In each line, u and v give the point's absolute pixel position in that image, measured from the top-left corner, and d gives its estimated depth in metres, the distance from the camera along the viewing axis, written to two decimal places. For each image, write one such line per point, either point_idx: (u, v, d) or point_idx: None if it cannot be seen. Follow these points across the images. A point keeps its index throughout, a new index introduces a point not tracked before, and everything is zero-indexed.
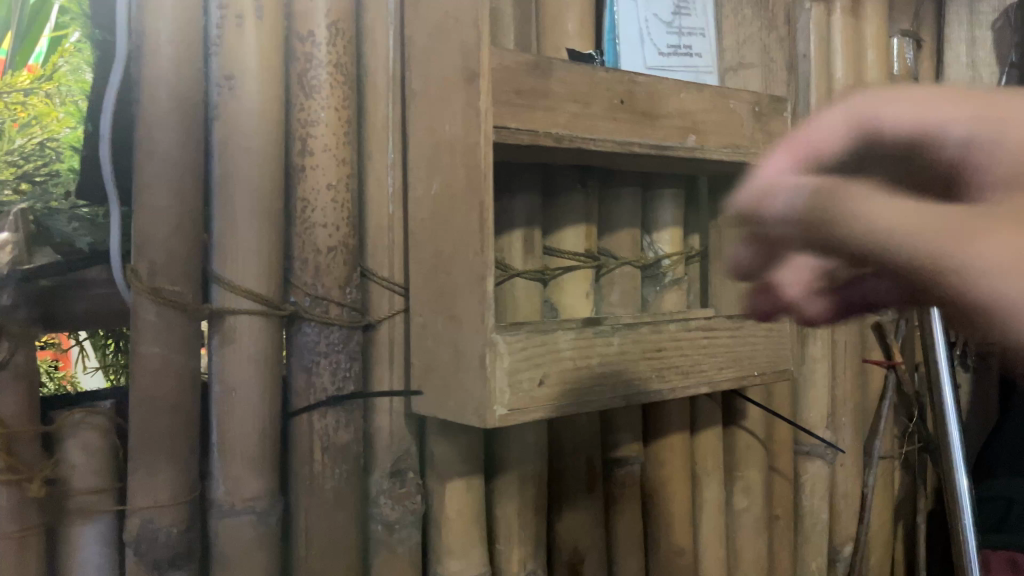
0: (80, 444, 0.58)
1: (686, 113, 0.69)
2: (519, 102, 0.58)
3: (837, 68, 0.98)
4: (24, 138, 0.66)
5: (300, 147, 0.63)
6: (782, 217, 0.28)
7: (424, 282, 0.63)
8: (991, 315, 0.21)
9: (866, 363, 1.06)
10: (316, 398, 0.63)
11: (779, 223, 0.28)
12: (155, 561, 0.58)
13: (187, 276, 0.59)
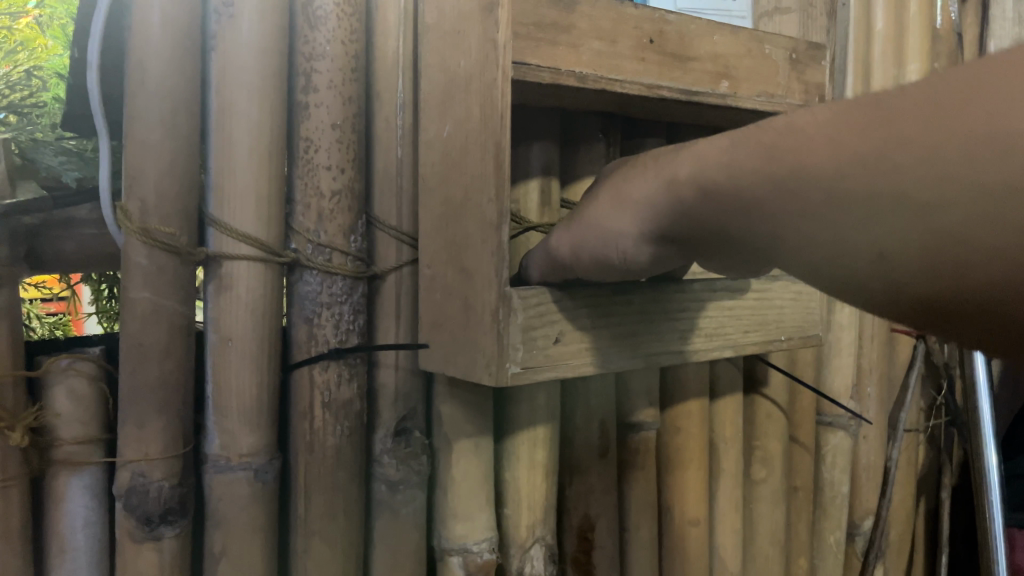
0: (66, 391, 0.55)
1: (718, 57, 0.64)
2: (539, 36, 0.53)
3: (877, 19, 0.93)
4: (7, 65, 0.63)
5: (304, 84, 0.59)
6: (638, 196, 0.47)
7: (433, 230, 0.59)
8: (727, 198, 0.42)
9: (895, 333, 1.02)
10: (318, 350, 0.60)
11: (635, 198, 0.47)
12: (145, 517, 0.55)
13: (180, 217, 0.55)
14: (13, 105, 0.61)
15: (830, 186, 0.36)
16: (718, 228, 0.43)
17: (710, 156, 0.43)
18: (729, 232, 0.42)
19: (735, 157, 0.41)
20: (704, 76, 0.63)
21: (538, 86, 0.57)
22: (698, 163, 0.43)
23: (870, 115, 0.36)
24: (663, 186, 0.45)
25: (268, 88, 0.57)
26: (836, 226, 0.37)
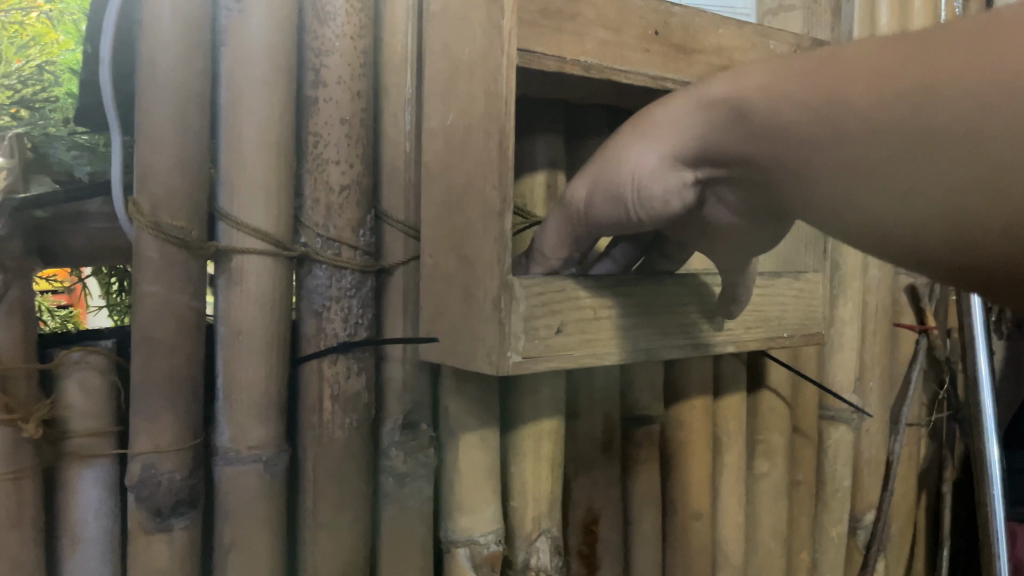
0: (78, 384, 0.55)
1: (723, 50, 0.64)
2: (544, 24, 0.53)
3: (882, 14, 0.94)
4: (21, 61, 0.64)
5: (313, 79, 0.59)
6: (668, 114, 0.45)
7: (438, 221, 0.59)
8: (756, 99, 0.39)
9: (897, 327, 1.02)
10: (326, 343, 0.60)
11: (665, 116, 0.45)
12: (157, 508, 0.56)
13: (190, 211, 0.56)
14: (24, 99, 0.63)
15: (865, 119, 0.34)
16: (744, 153, 0.40)
17: (751, 79, 0.40)
18: (753, 158, 0.40)
19: (775, 81, 0.38)
20: (708, 69, 0.63)
21: (543, 76, 0.58)
22: (739, 84, 0.41)
23: (914, 47, 0.34)
24: (698, 101, 0.43)
25: (277, 83, 0.57)
26: (863, 163, 0.35)
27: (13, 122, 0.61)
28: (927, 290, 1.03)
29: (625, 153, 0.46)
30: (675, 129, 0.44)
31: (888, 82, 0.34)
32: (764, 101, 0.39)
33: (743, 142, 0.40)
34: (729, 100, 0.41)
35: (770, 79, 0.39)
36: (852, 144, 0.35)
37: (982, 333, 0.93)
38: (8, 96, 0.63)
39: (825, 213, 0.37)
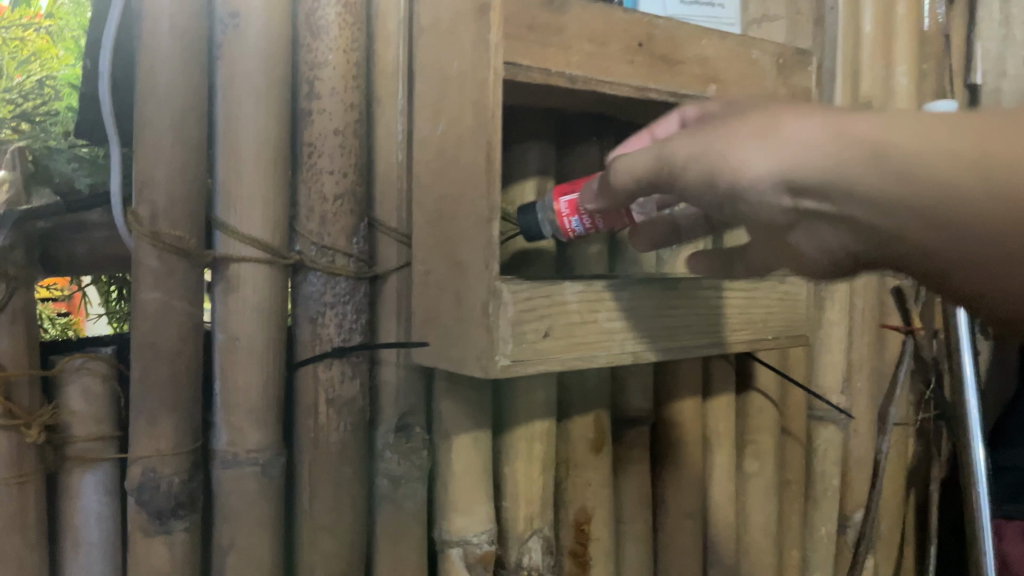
0: (80, 389, 0.57)
1: (706, 61, 0.66)
2: (531, 38, 0.55)
3: (866, 23, 0.95)
4: (23, 75, 0.66)
5: (307, 91, 0.61)
6: (797, 134, 0.37)
7: (429, 227, 0.61)
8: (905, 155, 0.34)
9: (884, 329, 1.03)
10: (322, 349, 0.62)
11: (795, 134, 0.37)
12: (157, 510, 0.57)
13: (188, 220, 0.57)
14: (26, 113, 0.64)
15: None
16: (867, 194, 0.36)
17: (899, 123, 0.35)
18: (870, 197, 0.36)
19: (932, 132, 0.34)
20: (692, 79, 0.65)
21: (531, 89, 0.59)
22: (884, 123, 0.35)
23: None
24: (842, 129, 0.36)
25: (272, 95, 0.59)
26: (992, 235, 0.34)
27: (16, 135, 0.62)
28: (913, 293, 1.05)
29: (727, 166, 0.39)
30: (814, 155, 0.36)
31: None
32: (913, 140, 0.34)
33: (888, 186, 0.35)
34: (866, 135, 0.35)
35: (914, 123, 0.35)
36: (998, 212, 0.33)
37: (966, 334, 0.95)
38: (10, 110, 0.64)
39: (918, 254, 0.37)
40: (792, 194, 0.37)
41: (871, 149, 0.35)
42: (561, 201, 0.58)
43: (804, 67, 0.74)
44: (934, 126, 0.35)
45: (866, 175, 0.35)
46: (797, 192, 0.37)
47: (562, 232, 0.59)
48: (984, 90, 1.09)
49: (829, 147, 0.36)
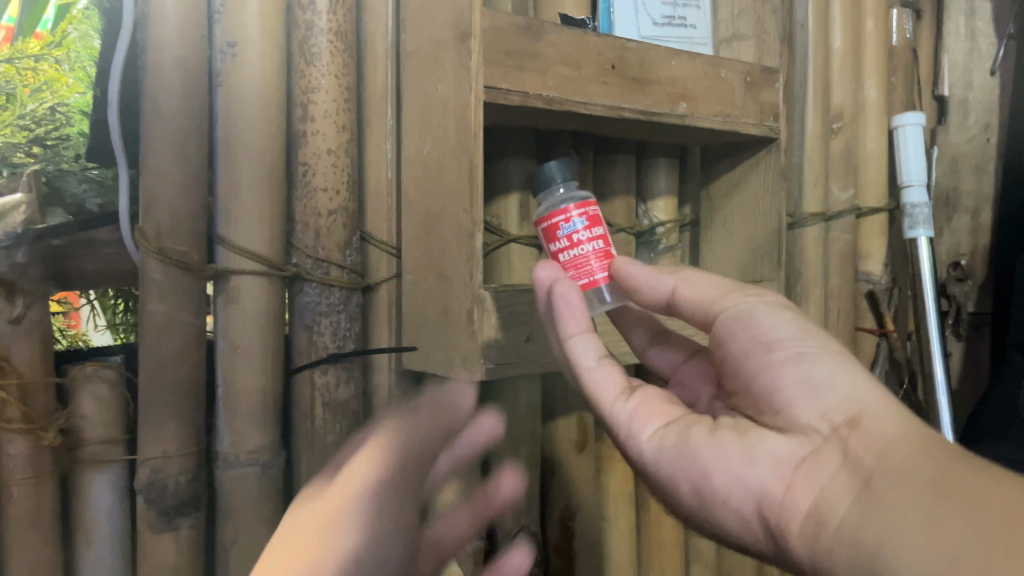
0: (91, 396, 0.61)
1: (676, 80, 0.70)
2: (508, 63, 0.59)
3: (836, 39, 1.00)
4: (35, 103, 0.69)
5: (302, 114, 0.65)
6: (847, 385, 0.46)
7: (416, 240, 0.65)
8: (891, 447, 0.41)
9: (858, 331, 1.06)
10: (317, 355, 0.66)
11: (844, 383, 0.46)
12: (163, 509, 0.61)
13: (191, 237, 0.61)
14: (39, 138, 0.69)
15: (956, 502, 0.36)
16: (864, 473, 0.42)
17: (912, 434, 0.42)
18: (866, 480, 0.41)
19: (926, 450, 0.40)
20: (663, 98, 0.69)
21: (510, 110, 0.64)
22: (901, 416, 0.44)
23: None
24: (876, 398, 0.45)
25: (269, 119, 0.63)
26: (918, 524, 0.37)
27: (32, 159, 0.68)
28: (885, 296, 1.07)
29: (785, 376, 0.47)
30: (864, 404, 0.45)
31: (999, 499, 0.36)
32: (912, 452, 0.40)
33: (881, 454, 0.41)
34: (883, 434, 0.42)
35: (911, 444, 0.41)
36: (936, 504, 0.37)
37: (937, 337, 0.97)
38: (24, 136, 0.68)
39: (860, 533, 0.40)
40: (841, 419, 0.44)
41: (909, 430, 0.42)
42: (592, 208, 0.56)
43: (770, 84, 0.78)
44: (953, 447, 0.40)
45: (896, 431, 0.42)
46: (839, 417, 0.45)
47: (550, 217, 0.56)
48: (952, 101, 1.13)
49: (867, 403, 0.45)
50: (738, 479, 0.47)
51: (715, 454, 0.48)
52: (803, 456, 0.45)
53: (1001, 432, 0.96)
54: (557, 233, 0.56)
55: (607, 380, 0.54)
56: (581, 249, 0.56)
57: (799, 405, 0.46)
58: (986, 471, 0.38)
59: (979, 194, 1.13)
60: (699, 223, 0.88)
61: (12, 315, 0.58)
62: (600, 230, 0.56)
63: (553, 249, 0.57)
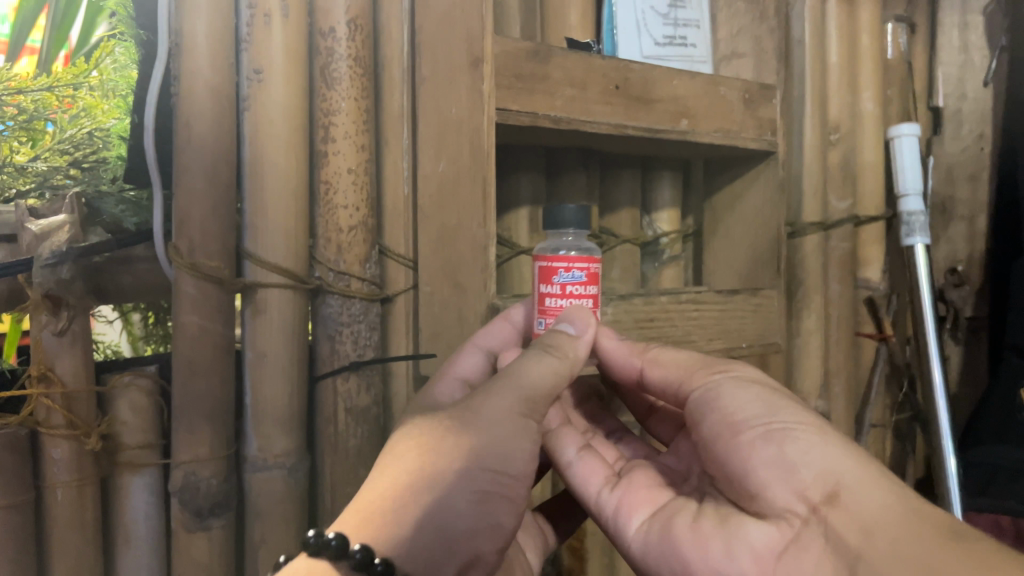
0: (128, 403, 0.66)
1: (678, 98, 0.74)
2: (519, 86, 0.63)
3: (832, 53, 1.03)
4: (74, 128, 0.77)
5: (323, 135, 0.69)
6: (819, 456, 0.47)
7: (432, 253, 0.68)
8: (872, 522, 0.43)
9: (859, 337, 1.09)
10: (339, 363, 0.70)
11: (817, 455, 0.47)
12: (197, 510, 0.65)
13: (222, 252, 0.65)
14: (77, 161, 0.76)
15: None
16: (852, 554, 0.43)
17: (889, 506, 0.43)
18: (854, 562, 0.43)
19: (906, 527, 0.42)
20: (665, 115, 0.73)
21: (520, 129, 0.67)
22: (871, 478, 0.45)
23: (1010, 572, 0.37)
24: (847, 463, 0.46)
25: (292, 140, 0.67)
26: None
27: (71, 180, 0.75)
28: (884, 302, 1.10)
29: (761, 454, 0.48)
30: (835, 474, 0.46)
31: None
32: (892, 530, 0.42)
33: (865, 533, 0.43)
34: (862, 511, 0.44)
35: (889, 519, 0.43)
36: None
37: (935, 342, 0.99)
38: (65, 159, 0.76)
39: None
40: (819, 496, 0.46)
41: (893, 504, 0.44)
42: (596, 269, 0.57)
43: (768, 100, 0.82)
44: (939, 523, 0.42)
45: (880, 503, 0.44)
46: (816, 494, 0.46)
47: (553, 258, 0.56)
48: (946, 112, 1.17)
49: (840, 470, 0.46)
50: (721, 566, 0.48)
51: (694, 545, 0.50)
52: (789, 541, 0.47)
53: (999, 431, 0.98)
54: (553, 277, 0.56)
55: (588, 472, 0.58)
56: (569, 301, 0.56)
57: (776, 488, 0.48)
58: (978, 558, 0.38)
59: (975, 202, 1.16)
60: (701, 233, 0.92)
61: (56, 328, 0.63)
62: (593, 290, 0.57)
63: (543, 288, 0.57)
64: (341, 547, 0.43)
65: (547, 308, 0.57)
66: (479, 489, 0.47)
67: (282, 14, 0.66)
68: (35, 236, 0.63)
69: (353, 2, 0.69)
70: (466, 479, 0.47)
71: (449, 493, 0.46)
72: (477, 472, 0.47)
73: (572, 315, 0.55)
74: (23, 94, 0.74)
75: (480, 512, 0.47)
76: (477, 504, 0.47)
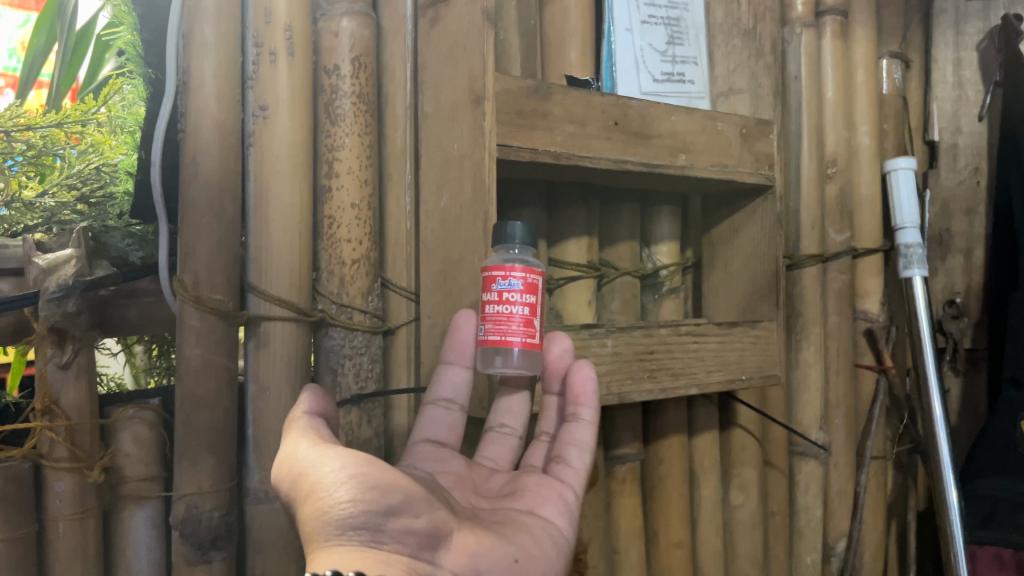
0: (132, 435, 0.68)
1: (676, 134, 0.75)
2: (520, 122, 0.64)
3: (828, 88, 1.04)
4: (82, 164, 0.80)
5: (327, 170, 0.70)
6: None
7: (435, 285, 0.69)
8: None
9: (858, 368, 1.09)
10: (341, 396, 0.70)
11: None
12: (198, 542, 0.65)
13: (226, 286, 0.66)
14: (84, 197, 0.78)
15: None
16: None
17: None
18: None
19: None
20: (664, 151, 0.74)
21: (522, 165, 0.68)
22: None
23: None
24: None
25: (298, 175, 0.68)
26: None
27: (78, 216, 0.76)
28: (884, 334, 1.09)
29: None
30: None
31: None
32: None
33: None
34: None
35: None
36: None
37: (934, 374, 0.99)
38: (74, 195, 0.78)
39: None
40: None
41: None
42: (534, 278, 0.59)
43: (766, 135, 0.83)
44: None
45: None
46: None
47: (493, 268, 0.59)
48: (942, 146, 1.18)
49: None
50: None
51: None
52: None
53: (1000, 463, 0.98)
54: (492, 285, 0.59)
55: (535, 499, 0.61)
56: (504, 307, 0.59)
57: None
58: None
59: (971, 235, 1.17)
60: (700, 264, 0.92)
61: (61, 360, 0.64)
62: (532, 299, 0.59)
63: (485, 297, 0.60)
64: None
65: (486, 316, 0.59)
66: (378, 504, 0.44)
67: (288, 53, 0.67)
68: (43, 271, 0.65)
69: (357, 40, 0.70)
70: (357, 506, 0.44)
71: (354, 522, 0.44)
72: (365, 493, 0.44)
73: (506, 329, 0.58)
74: (32, 130, 0.75)
75: (399, 518, 0.45)
76: (386, 511, 0.44)
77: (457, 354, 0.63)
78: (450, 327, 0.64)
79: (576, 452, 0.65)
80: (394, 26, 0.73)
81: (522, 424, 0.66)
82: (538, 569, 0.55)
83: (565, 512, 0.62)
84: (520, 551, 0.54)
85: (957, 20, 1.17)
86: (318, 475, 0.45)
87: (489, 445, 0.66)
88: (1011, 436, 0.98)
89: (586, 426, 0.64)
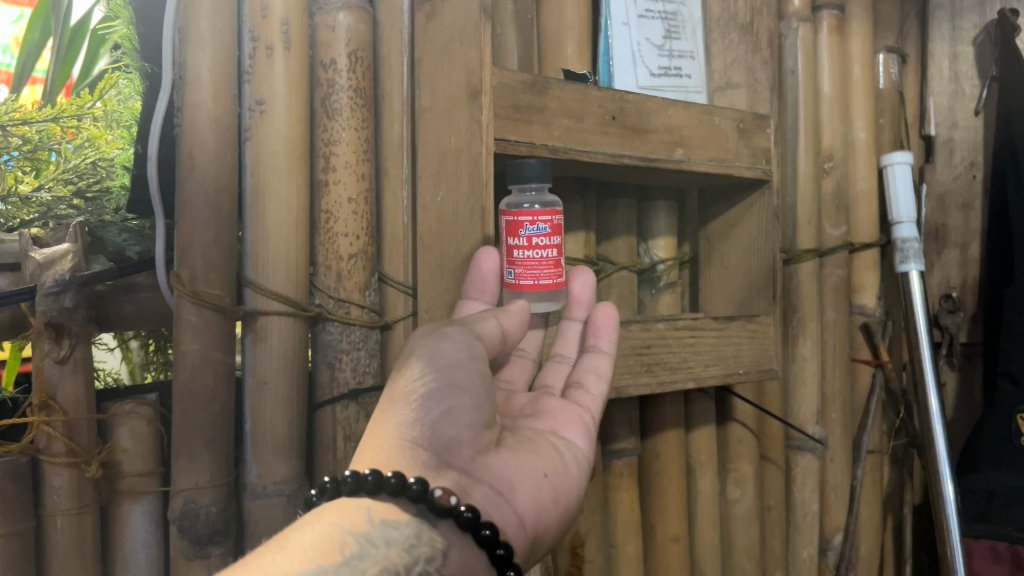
0: (129, 429, 0.68)
1: (673, 127, 0.75)
2: (517, 117, 0.64)
3: (824, 82, 1.04)
4: (78, 158, 0.79)
5: (325, 164, 0.70)
6: None
7: (432, 279, 0.69)
8: None
9: (855, 362, 1.09)
10: (339, 391, 0.70)
11: None
12: (196, 537, 0.65)
13: (223, 281, 0.66)
14: (81, 191, 0.78)
15: None
16: None
17: None
18: None
19: None
20: (661, 145, 0.74)
21: (519, 161, 0.68)
22: None
23: None
24: None
25: (295, 169, 0.68)
26: None
27: (74, 211, 0.76)
28: (880, 328, 1.09)
29: None
30: None
31: None
32: None
33: None
34: None
35: None
36: None
37: (931, 368, 0.99)
38: (70, 189, 0.78)
39: None
40: None
41: None
42: (558, 219, 0.61)
43: (763, 130, 0.83)
44: None
45: None
46: None
47: (519, 213, 0.61)
48: (938, 141, 1.18)
49: None
50: None
51: None
52: None
53: (995, 457, 0.98)
54: (520, 230, 0.61)
55: (557, 419, 0.63)
56: (535, 252, 0.61)
57: None
58: None
59: (967, 229, 1.17)
60: (697, 259, 0.92)
61: (58, 355, 0.65)
62: (557, 241, 0.62)
63: (511, 242, 0.62)
64: (377, 480, 0.46)
65: (516, 262, 0.61)
66: (441, 405, 0.50)
67: (284, 47, 0.67)
68: (40, 265, 0.64)
69: (354, 34, 0.70)
70: (424, 401, 0.50)
71: (417, 419, 0.50)
72: (435, 392, 0.50)
73: (539, 271, 0.61)
74: (27, 125, 0.76)
75: (454, 423, 0.50)
76: (445, 415, 0.50)
77: (479, 290, 0.62)
78: (471, 264, 0.62)
79: (594, 379, 0.65)
80: (390, 20, 0.73)
81: (536, 349, 0.69)
82: (566, 488, 0.58)
83: (585, 433, 0.63)
84: (550, 467, 0.57)
85: (953, 14, 1.17)
86: (407, 362, 0.51)
87: (507, 363, 0.68)
88: (1007, 431, 0.98)
89: (605, 357, 0.66)
